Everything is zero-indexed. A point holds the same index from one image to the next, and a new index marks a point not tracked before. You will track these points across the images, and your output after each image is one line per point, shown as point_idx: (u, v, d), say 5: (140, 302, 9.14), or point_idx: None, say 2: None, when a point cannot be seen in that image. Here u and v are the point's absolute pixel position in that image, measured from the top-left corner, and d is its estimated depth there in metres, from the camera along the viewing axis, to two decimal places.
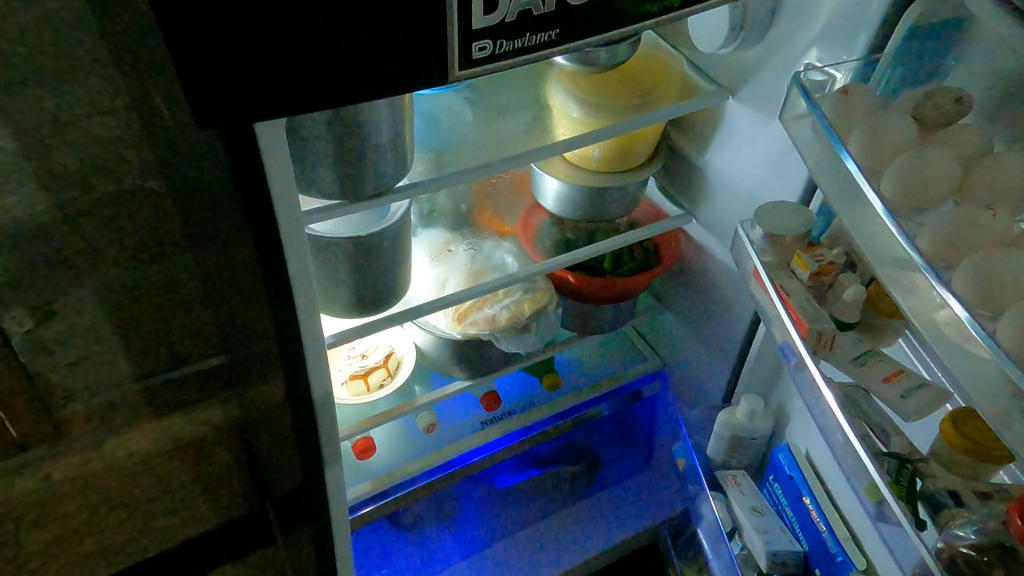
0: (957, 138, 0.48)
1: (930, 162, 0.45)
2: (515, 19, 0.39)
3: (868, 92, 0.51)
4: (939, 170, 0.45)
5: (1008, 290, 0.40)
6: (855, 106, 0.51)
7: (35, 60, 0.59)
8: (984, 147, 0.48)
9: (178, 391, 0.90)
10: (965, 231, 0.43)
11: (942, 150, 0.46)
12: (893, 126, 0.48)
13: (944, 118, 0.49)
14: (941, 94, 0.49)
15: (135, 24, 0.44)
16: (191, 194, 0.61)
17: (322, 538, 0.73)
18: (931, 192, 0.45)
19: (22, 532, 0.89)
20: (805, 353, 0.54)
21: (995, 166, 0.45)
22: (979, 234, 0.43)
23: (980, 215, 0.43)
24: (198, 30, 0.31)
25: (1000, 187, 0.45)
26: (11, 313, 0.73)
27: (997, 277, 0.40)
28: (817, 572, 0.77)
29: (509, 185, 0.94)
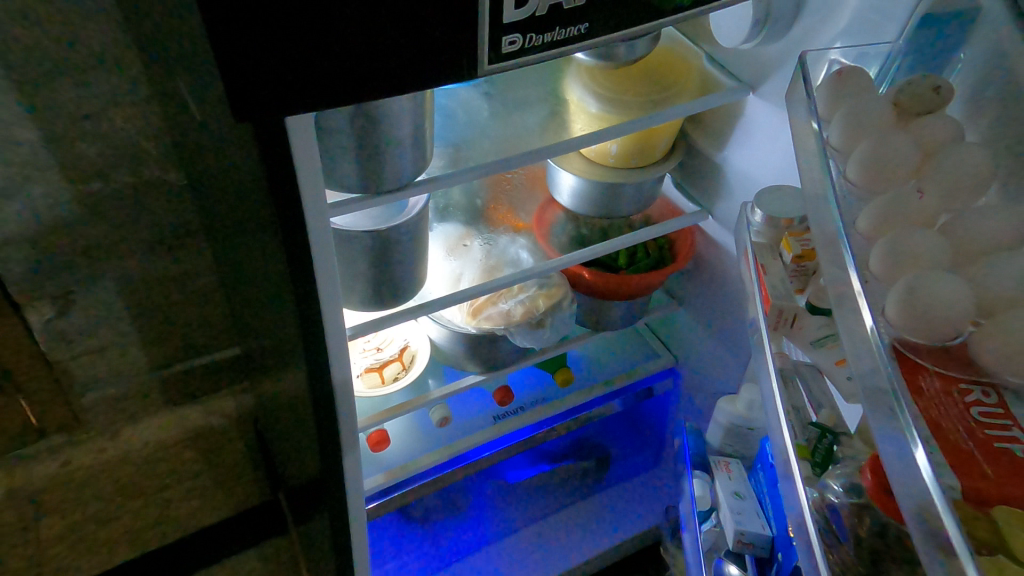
0: (933, 124, 0.46)
1: (896, 143, 0.44)
2: (546, 13, 0.39)
3: (862, 74, 0.50)
4: (895, 152, 0.44)
5: (913, 267, 0.40)
6: (847, 88, 0.49)
7: (67, 60, 0.64)
8: (953, 136, 0.46)
9: (195, 378, 0.95)
10: (900, 211, 0.43)
11: (907, 134, 0.45)
12: (872, 108, 0.47)
13: (919, 107, 0.47)
14: (921, 82, 0.47)
15: (162, 22, 0.45)
16: (213, 189, 0.63)
17: (339, 533, 0.73)
18: (883, 172, 0.44)
19: (43, 517, 0.93)
20: (763, 327, 0.55)
21: (954, 154, 0.44)
22: (909, 214, 0.43)
23: (910, 196, 0.43)
24: (247, 35, 0.31)
25: (951, 174, 0.43)
26: (35, 303, 0.78)
27: (907, 254, 0.40)
28: (779, 557, 0.71)
29: (524, 180, 0.95)
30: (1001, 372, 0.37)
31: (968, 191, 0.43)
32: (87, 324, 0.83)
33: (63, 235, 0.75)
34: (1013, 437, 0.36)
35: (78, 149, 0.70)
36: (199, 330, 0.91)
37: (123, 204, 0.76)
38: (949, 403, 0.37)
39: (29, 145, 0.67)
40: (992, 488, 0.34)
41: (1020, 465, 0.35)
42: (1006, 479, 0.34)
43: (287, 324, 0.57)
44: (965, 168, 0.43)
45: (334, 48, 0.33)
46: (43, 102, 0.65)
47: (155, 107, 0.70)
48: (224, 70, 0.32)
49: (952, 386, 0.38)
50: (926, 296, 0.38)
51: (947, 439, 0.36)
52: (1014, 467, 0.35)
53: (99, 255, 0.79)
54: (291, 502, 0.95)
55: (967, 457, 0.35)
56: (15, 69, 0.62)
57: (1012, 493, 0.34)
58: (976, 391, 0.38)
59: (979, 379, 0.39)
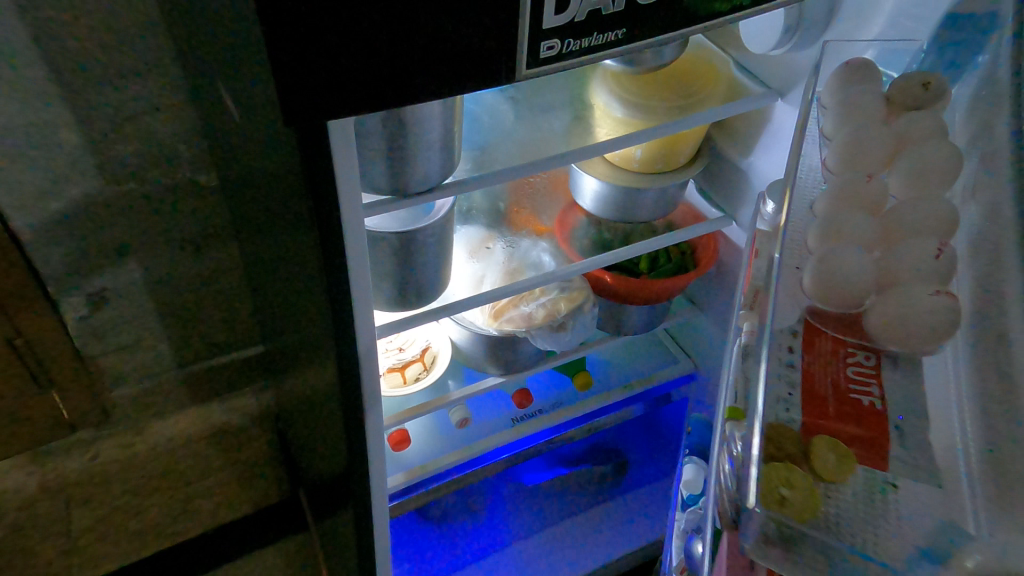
0: (917, 121, 0.46)
1: (868, 133, 0.45)
2: (584, 18, 0.39)
3: (871, 69, 0.50)
4: (871, 143, 0.45)
5: (842, 242, 0.42)
6: (853, 80, 0.49)
7: (109, 66, 0.67)
8: (938, 131, 0.45)
9: (219, 375, 1.00)
10: (853, 192, 0.44)
11: (881, 127, 0.46)
12: (864, 100, 0.48)
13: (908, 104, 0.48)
14: (916, 78, 0.48)
15: (207, 33, 0.48)
16: (245, 193, 0.66)
17: (363, 531, 0.74)
18: (859, 160, 0.45)
19: (73, 507, 0.98)
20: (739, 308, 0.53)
21: (926, 146, 0.44)
22: (858, 195, 0.43)
23: (860, 178, 0.44)
24: (296, 40, 0.32)
25: (919, 166, 0.44)
26: (70, 299, 0.82)
27: (837, 230, 0.42)
28: None
29: (546, 185, 0.95)
30: (885, 339, 0.40)
31: (938, 186, 0.43)
32: (119, 320, 0.87)
33: (100, 233, 0.79)
34: (869, 392, 0.39)
35: (115, 150, 0.73)
36: (225, 327, 0.95)
37: (157, 205, 0.79)
38: (828, 359, 0.40)
39: (71, 148, 0.71)
40: (829, 424, 0.37)
41: (864, 412, 0.38)
42: (843, 418, 0.37)
43: (317, 322, 0.58)
44: (935, 163, 0.43)
45: (373, 48, 0.34)
46: (87, 108, 0.69)
47: (189, 110, 0.73)
48: (277, 76, 0.33)
49: (841, 349, 0.41)
50: (840, 265, 0.40)
51: (809, 384, 0.39)
52: (860, 415, 0.38)
53: (132, 254, 0.82)
54: (311, 498, 0.97)
55: (818, 399, 0.38)
56: (62, 76, 0.66)
57: (844, 431, 0.37)
58: (858, 354, 0.40)
59: (867, 343, 0.41)
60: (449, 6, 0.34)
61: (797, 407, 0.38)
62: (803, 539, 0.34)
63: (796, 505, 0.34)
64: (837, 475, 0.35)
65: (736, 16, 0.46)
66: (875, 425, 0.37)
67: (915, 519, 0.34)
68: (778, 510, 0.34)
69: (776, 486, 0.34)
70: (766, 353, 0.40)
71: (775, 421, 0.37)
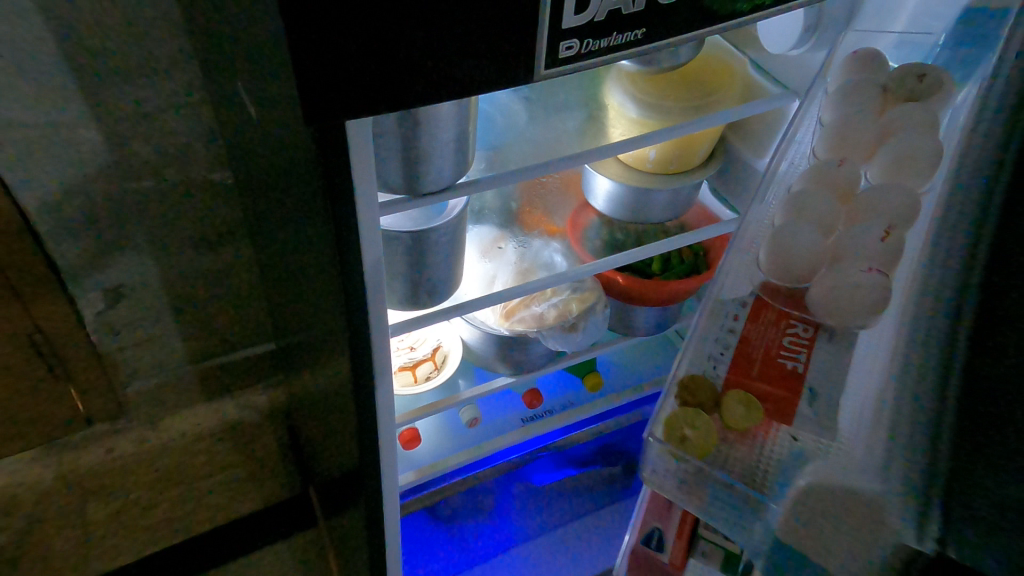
0: (906, 112, 0.54)
1: (853, 123, 0.55)
2: (604, 18, 0.39)
3: (877, 58, 0.59)
4: (856, 131, 0.55)
5: (812, 215, 0.52)
6: (858, 67, 0.58)
7: (129, 65, 0.68)
8: (925, 121, 0.53)
9: (229, 372, 1.03)
10: (828, 176, 0.54)
11: (868, 117, 0.55)
12: (863, 88, 0.56)
13: (904, 93, 0.56)
14: (913, 70, 0.56)
15: (227, 35, 0.49)
16: (260, 192, 0.67)
17: (374, 529, 0.74)
18: (842, 145, 0.55)
19: (89, 499, 1.01)
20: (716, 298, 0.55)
21: (903, 139, 0.52)
22: (832, 179, 0.54)
23: (835, 163, 0.54)
24: (317, 27, 0.32)
25: (894, 155, 0.52)
26: (88, 295, 0.85)
27: (807, 205, 0.52)
28: None
29: (558, 184, 0.94)
30: (820, 312, 0.51)
31: (909, 173, 0.52)
32: (135, 316, 0.89)
33: (116, 231, 0.80)
34: (795, 359, 0.50)
35: (132, 148, 0.74)
36: (238, 324, 0.97)
37: (173, 203, 0.81)
38: (762, 326, 0.52)
39: (91, 147, 0.72)
40: (750, 378, 0.49)
41: (783, 373, 0.49)
42: (765, 377, 0.49)
43: (330, 321, 0.59)
44: (905, 155, 0.52)
45: (392, 37, 0.34)
46: (106, 107, 0.70)
47: (205, 109, 0.74)
48: (296, 64, 0.33)
49: (783, 321, 0.52)
50: (791, 240, 0.51)
51: (745, 348, 0.51)
52: (780, 375, 0.49)
53: (149, 252, 0.84)
54: (320, 496, 0.97)
55: (748, 359, 0.50)
56: (83, 76, 0.67)
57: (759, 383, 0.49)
58: (798, 327, 0.52)
59: (808, 318, 0.52)
60: (469, 2, 0.34)
61: (725, 364, 0.50)
62: (696, 469, 0.46)
63: (696, 442, 0.46)
64: (740, 422, 0.47)
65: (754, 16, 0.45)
66: (788, 383, 0.49)
67: (780, 461, 0.47)
68: (680, 444, 0.46)
69: (683, 426, 0.47)
70: (722, 324, 0.52)
71: (702, 372, 0.50)
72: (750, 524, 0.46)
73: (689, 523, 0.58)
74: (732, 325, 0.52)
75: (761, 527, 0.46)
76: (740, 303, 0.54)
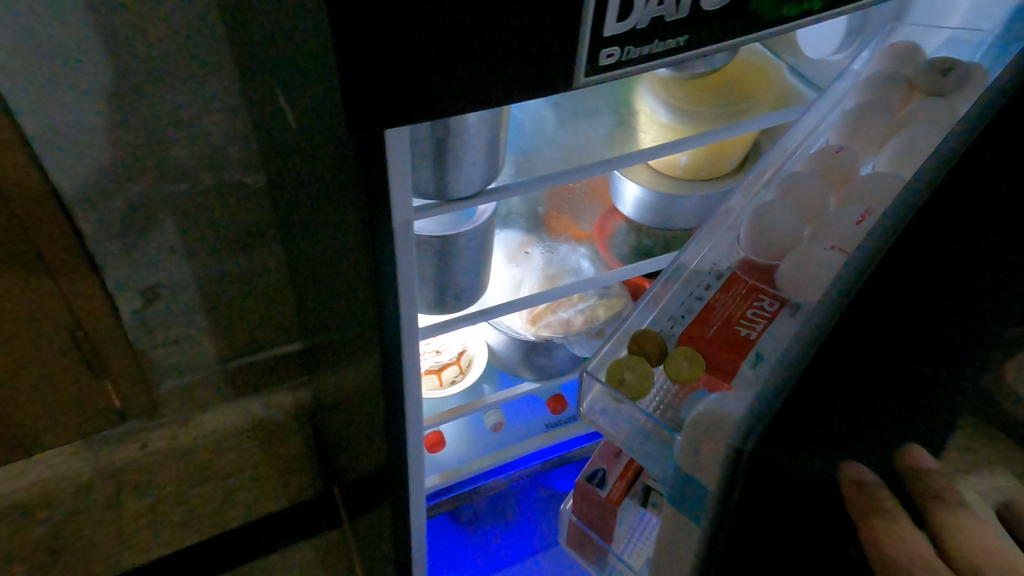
0: (924, 110, 0.60)
1: (866, 115, 0.62)
2: (647, 26, 0.39)
3: (918, 54, 0.64)
4: (870, 123, 0.62)
5: (801, 194, 0.58)
6: (899, 58, 0.64)
7: (169, 70, 0.70)
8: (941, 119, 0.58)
9: (257, 371, 1.05)
10: (831, 162, 0.60)
11: (884, 110, 0.62)
12: (886, 86, 0.63)
13: (931, 87, 0.62)
14: (941, 66, 0.61)
15: (268, 43, 0.50)
16: (293, 197, 0.69)
17: (400, 531, 0.75)
18: (854, 135, 0.62)
19: (123, 494, 1.04)
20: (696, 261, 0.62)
21: (915, 134, 0.58)
22: (835, 165, 0.60)
23: (837, 150, 0.61)
24: (364, 34, 0.32)
25: (901, 146, 0.58)
26: (126, 294, 0.87)
27: (799, 188, 0.59)
28: None
29: (585, 190, 0.93)
30: (787, 289, 0.54)
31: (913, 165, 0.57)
32: (169, 315, 0.92)
33: (154, 232, 0.83)
34: (752, 328, 0.53)
35: (170, 150, 0.76)
36: (267, 325, 0.99)
37: (208, 204, 0.83)
38: (726, 294, 0.56)
39: (132, 149, 0.75)
40: (705, 340, 0.53)
41: (737, 339, 0.52)
42: (718, 340, 0.53)
43: (361, 324, 0.59)
44: (913, 149, 0.57)
45: (437, 40, 0.34)
46: (147, 111, 0.72)
47: (241, 113, 0.76)
48: (339, 56, 0.33)
49: (752, 293, 0.55)
50: (772, 215, 0.56)
51: (707, 312, 0.55)
52: (733, 340, 0.53)
53: (183, 251, 0.86)
54: (345, 496, 0.98)
55: (707, 323, 0.54)
56: (127, 81, 0.69)
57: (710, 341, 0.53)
58: (764, 301, 0.54)
59: (776, 294, 0.54)
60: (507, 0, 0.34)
61: (682, 325, 0.55)
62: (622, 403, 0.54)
63: (631, 384, 0.53)
64: (678, 375, 0.52)
65: (789, 27, 0.45)
66: (739, 348, 0.52)
67: (690, 402, 0.52)
68: (614, 384, 0.54)
69: (622, 370, 0.54)
70: (689, 291, 0.58)
71: (658, 329, 0.56)
72: (658, 453, 0.54)
73: (633, 470, 0.71)
74: (702, 294, 0.57)
75: (666, 455, 0.53)
76: (716, 276, 0.58)
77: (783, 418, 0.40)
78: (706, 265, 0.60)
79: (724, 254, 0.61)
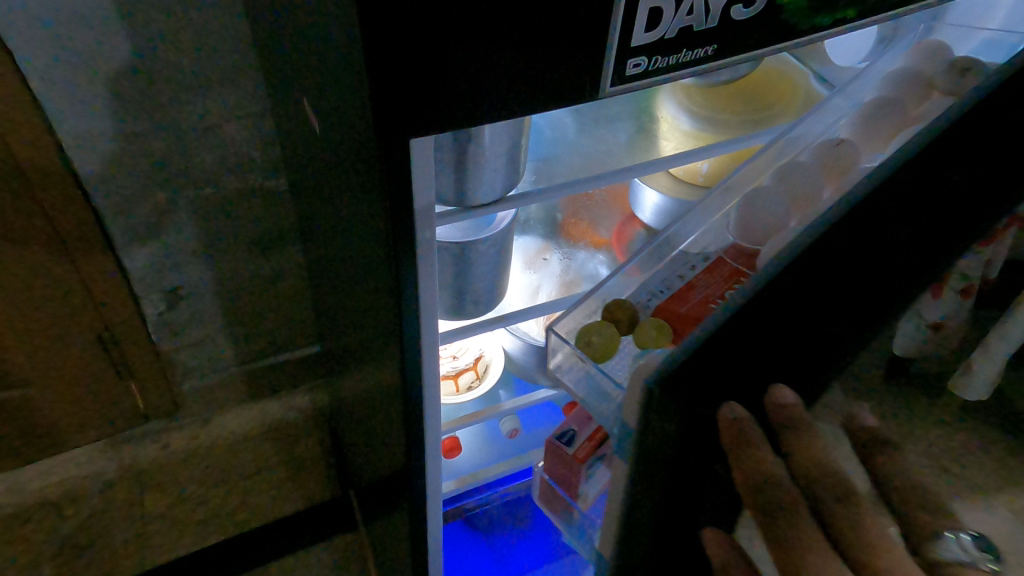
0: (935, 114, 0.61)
1: (875, 114, 0.62)
2: (675, 35, 0.40)
3: (945, 52, 0.64)
4: (878, 121, 0.62)
5: (792, 182, 0.61)
6: (926, 58, 0.64)
7: (197, 77, 0.72)
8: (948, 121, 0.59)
9: (275, 373, 1.07)
10: (833, 157, 0.61)
11: (895, 110, 0.62)
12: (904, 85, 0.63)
13: (949, 90, 0.61)
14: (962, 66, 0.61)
15: (295, 53, 0.51)
16: (316, 204, 0.70)
17: (418, 535, 0.75)
18: (863, 133, 0.62)
19: (146, 493, 1.06)
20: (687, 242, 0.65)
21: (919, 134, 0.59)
22: (835, 161, 0.61)
23: (841, 145, 0.62)
24: (394, 46, 0.33)
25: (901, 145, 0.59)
26: (151, 297, 0.89)
27: (794, 177, 0.61)
28: None
29: (605, 198, 0.92)
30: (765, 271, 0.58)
31: None
32: (191, 318, 0.93)
33: (179, 235, 0.84)
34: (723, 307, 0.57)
35: (197, 155, 0.78)
36: (286, 327, 1.00)
37: (231, 207, 0.84)
38: (709, 276, 0.60)
39: (159, 154, 0.77)
40: (680, 315, 0.58)
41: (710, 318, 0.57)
42: (693, 315, 0.57)
43: (381, 329, 0.60)
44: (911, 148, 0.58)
45: (467, 50, 0.34)
46: (175, 116, 0.74)
47: (266, 118, 0.77)
48: (370, 74, 0.34)
49: (731, 276, 0.59)
50: (761, 204, 0.60)
51: (687, 290, 0.60)
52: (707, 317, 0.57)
53: (206, 255, 0.88)
54: (361, 499, 0.99)
55: (680, 299, 0.59)
56: (157, 88, 0.71)
57: (682, 315, 0.57)
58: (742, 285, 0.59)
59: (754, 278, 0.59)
60: (534, 3, 0.34)
61: (659, 299, 0.60)
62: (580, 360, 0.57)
63: (598, 346, 0.56)
64: (644, 344, 0.57)
65: (812, 36, 0.45)
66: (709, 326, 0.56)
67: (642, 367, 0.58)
68: (583, 348, 0.56)
69: (590, 334, 0.57)
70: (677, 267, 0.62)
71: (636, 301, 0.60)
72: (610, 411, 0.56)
73: (603, 432, 0.74)
74: (685, 272, 0.61)
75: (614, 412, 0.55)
76: (703, 258, 0.62)
77: (702, 359, 0.39)
78: (696, 248, 0.64)
79: (714, 239, 0.64)
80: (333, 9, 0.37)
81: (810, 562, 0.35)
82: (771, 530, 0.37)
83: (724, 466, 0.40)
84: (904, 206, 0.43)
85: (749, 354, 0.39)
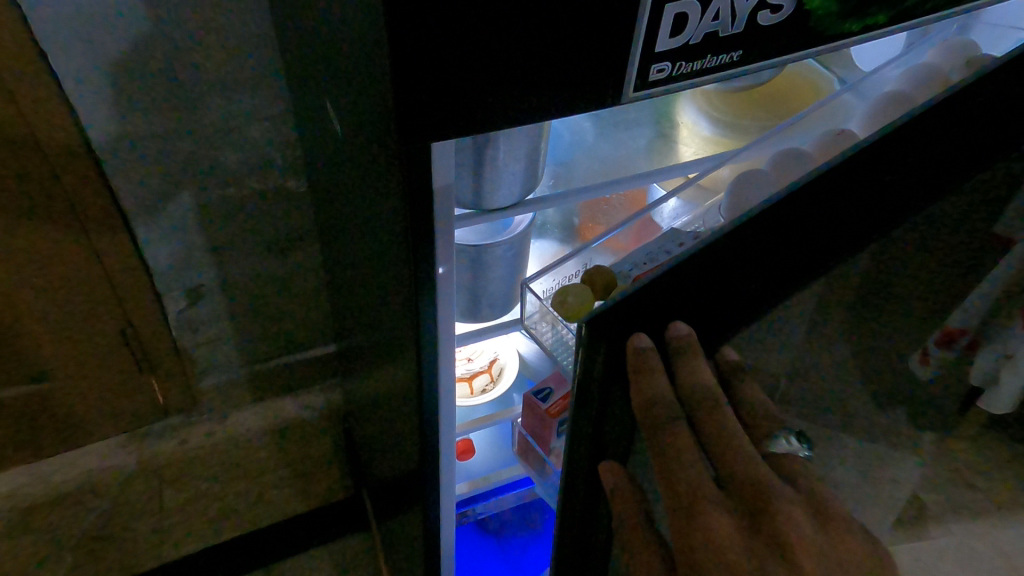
0: None
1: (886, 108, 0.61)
2: (700, 40, 0.39)
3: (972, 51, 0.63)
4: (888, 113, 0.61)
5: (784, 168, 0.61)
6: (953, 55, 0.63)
7: (223, 79, 0.74)
8: None
9: (292, 372, 1.08)
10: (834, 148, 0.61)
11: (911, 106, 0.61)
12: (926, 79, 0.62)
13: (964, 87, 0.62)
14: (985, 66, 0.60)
15: (321, 60, 0.52)
16: (336, 207, 0.70)
17: (431, 536, 0.75)
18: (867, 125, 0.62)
19: (164, 487, 1.07)
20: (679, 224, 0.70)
21: None
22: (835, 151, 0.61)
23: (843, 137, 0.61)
24: (418, 49, 0.33)
25: None
26: (172, 294, 0.91)
27: (791, 164, 0.61)
28: None
29: (622, 202, 0.90)
30: None
31: None
32: (210, 315, 0.95)
33: (201, 234, 0.86)
34: None
35: (220, 155, 0.80)
36: (302, 325, 1.02)
37: (252, 207, 0.86)
38: None
39: (184, 154, 0.78)
40: None
41: None
42: None
43: (398, 331, 0.60)
44: None
45: (491, 55, 0.35)
46: (201, 116, 0.76)
47: (288, 120, 0.79)
48: (394, 76, 0.34)
49: None
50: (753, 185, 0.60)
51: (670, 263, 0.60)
52: None
53: (227, 253, 0.89)
54: (375, 500, 0.99)
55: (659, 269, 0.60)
56: (185, 88, 0.73)
57: None
58: None
59: None
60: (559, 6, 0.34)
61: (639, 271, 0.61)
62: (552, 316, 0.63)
63: (571, 305, 0.60)
64: None
65: (841, 43, 0.45)
66: None
67: None
68: (557, 307, 0.61)
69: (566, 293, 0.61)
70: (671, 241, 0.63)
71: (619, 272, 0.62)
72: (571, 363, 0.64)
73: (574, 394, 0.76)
74: (673, 249, 0.61)
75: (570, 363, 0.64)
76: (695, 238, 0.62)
77: (641, 298, 0.35)
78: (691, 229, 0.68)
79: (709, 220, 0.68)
80: (359, 13, 0.37)
81: (674, 464, 0.37)
82: (648, 438, 0.37)
83: (621, 389, 0.38)
84: (908, 152, 0.38)
85: (693, 300, 0.37)
